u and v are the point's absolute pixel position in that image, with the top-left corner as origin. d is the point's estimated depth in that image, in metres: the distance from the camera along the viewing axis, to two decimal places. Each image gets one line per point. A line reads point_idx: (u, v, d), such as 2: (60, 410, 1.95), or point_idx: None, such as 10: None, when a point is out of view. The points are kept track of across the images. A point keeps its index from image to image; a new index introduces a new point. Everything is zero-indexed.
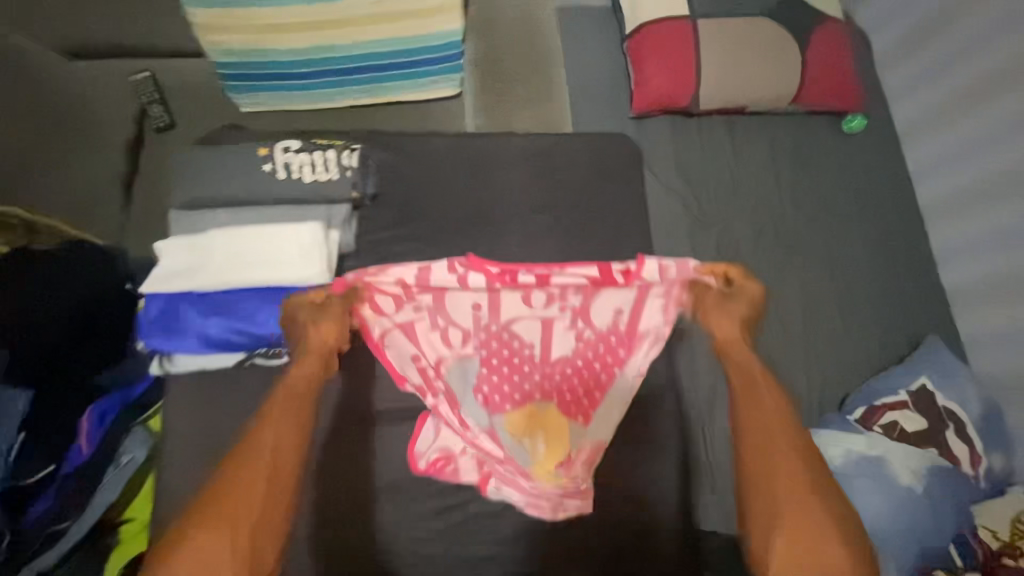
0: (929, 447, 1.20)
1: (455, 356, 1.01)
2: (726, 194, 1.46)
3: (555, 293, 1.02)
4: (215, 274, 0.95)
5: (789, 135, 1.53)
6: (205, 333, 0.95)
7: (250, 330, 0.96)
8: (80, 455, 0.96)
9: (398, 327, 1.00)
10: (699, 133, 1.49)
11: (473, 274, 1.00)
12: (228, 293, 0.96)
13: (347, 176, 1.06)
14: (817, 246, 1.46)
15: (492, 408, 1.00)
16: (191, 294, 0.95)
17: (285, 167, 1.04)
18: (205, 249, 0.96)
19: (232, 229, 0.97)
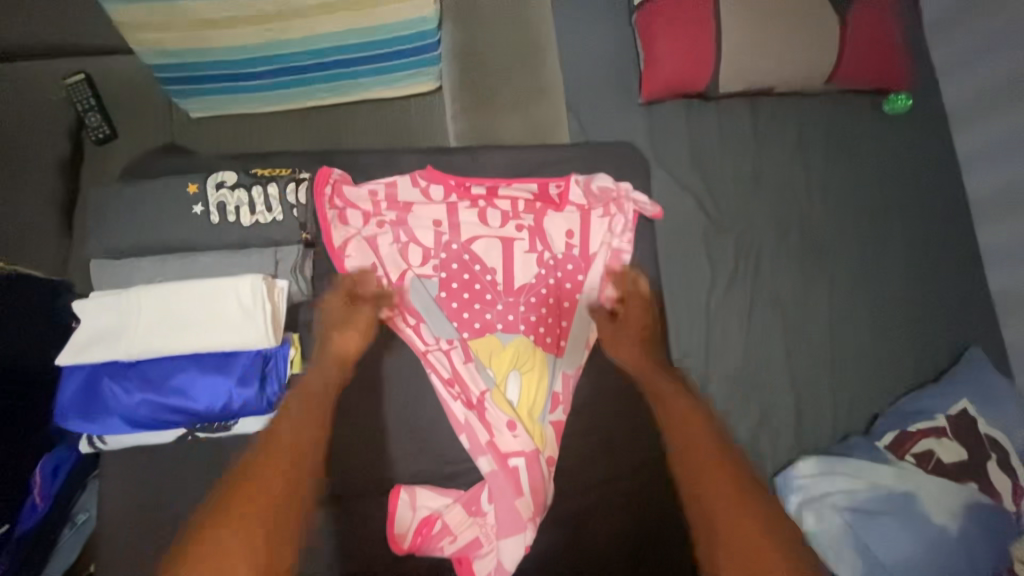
0: (969, 480, 1.08)
1: (415, 274, 1.03)
2: (746, 191, 1.30)
3: (510, 209, 1.07)
4: (134, 343, 0.83)
5: (821, 119, 1.34)
6: (132, 415, 0.85)
7: (184, 408, 0.84)
8: (36, 513, 0.89)
9: (362, 238, 1.02)
10: (718, 121, 1.31)
11: (434, 185, 1.06)
12: (159, 363, 0.85)
13: (292, 215, 0.98)
14: (849, 248, 1.30)
15: (456, 326, 1.02)
16: (115, 364, 0.85)
17: (219, 208, 0.96)
18: (130, 311, 0.84)
19: (159, 287, 0.85)
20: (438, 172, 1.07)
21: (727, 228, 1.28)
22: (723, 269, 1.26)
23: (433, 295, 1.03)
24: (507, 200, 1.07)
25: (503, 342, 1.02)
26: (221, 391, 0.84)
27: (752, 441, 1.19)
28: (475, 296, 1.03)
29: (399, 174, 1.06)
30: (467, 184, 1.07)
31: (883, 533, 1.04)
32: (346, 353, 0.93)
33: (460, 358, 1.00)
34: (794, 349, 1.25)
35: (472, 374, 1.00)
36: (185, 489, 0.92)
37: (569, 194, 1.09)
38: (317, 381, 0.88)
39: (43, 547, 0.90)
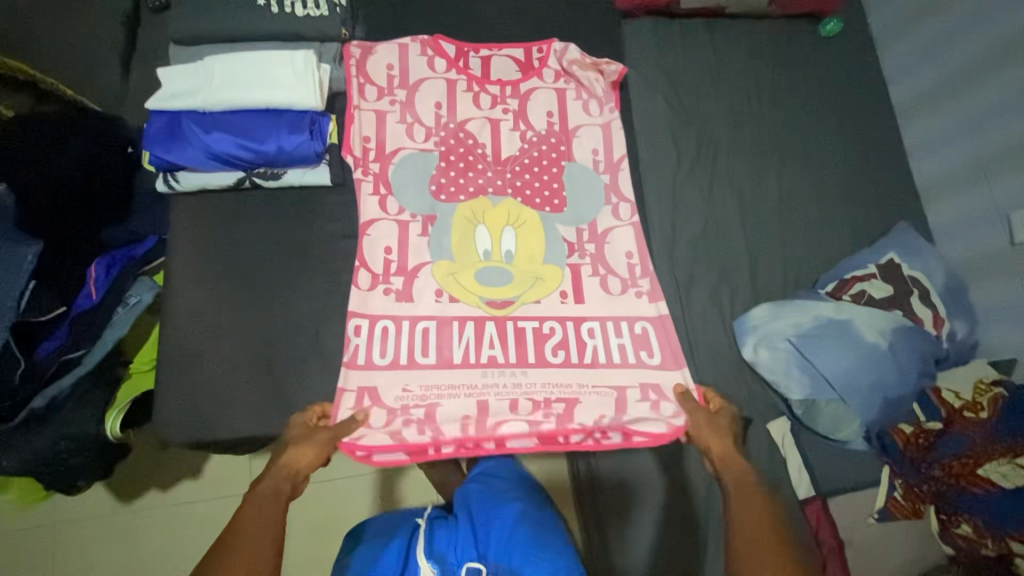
0: (895, 310, 1.27)
1: (417, 147, 1.18)
2: (706, 92, 1.52)
3: (499, 94, 1.24)
4: (211, 95, 1.04)
5: (769, 37, 1.58)
6: (208, 147, 1.03)
7: (249, 146, 1.03)
8: (90, 301, 1.00)
9: (374, 113, 1.18)
10: (681, 33, 1.54)
11: (438, 60, 1.24)
12: (229, 114, 1.05)
13: (337, 13, 1.15)
14: (794, 141, 1.52)
15: (433, 190, 1.16)
16: (197, 112, 1.05)
17: (278, 2, 1.13)
18: (205, 73, 1.05)
19: (228, 57, 1.06)
20: (445, 51, 1.24)
21: (689, 120, 1.49)
22: (687, 153, 1.46)
23: (435, 166, 1.17)
24: (496, 86, 1.24)
25: (494, 202, 1.17)
26: (278, 136, 1.04)
27: (716, 291, 1.35)
28: (469, 165, 1.18)
29: (411, 40, 1.24)
30: (462, 63, 1.24)
31: (825, 351, 1.22)
32: (294, 467, 0.93)
33: (441, 222, 1.14)
34: (749, 220, 1.44)
35: (437, 241, 1.13)
36: (223, 283, 1.04)
37: (548, 63, 1.27)
38: (270, 487, 0.90)
39: (96, 327, 1.00)
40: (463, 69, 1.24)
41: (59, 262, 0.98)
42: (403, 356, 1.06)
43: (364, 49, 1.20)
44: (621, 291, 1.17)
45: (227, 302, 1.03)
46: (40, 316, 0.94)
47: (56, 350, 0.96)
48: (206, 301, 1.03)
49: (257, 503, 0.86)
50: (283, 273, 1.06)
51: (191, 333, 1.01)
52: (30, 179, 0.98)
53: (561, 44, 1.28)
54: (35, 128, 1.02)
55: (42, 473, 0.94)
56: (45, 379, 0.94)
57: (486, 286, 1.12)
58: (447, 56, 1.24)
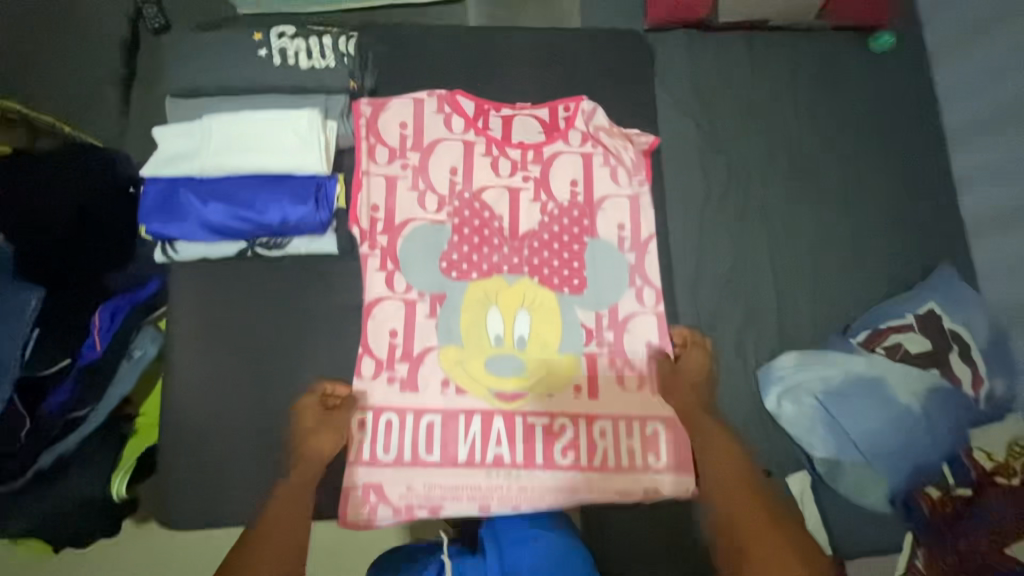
0: (932, 368, 1.20)
1: (428, 218, 1.09)
2: (739, 116, 1.41)
3: (520, 158, 1.13)
4: (210, 161, 0.98)
5: (812, 53, 1.45)
6: (206, 219, 0.97)
7: (250, 219, 0.98)
8: (93, 352, 0.98)
9: (382, 178, 1.09)
10: (715, 49, 1.42)
11: (455, 118, 1.13)
12: (229, 180, 0.99)
13: (344, 64, 1.07)
14: (831, 171, 1.42)
15: (443, 267, 1.07)
16: (193, 177, 0.99)
17: (281, 53, 1.06)
18: (204, 134, 0.99)
19: (229, 117, 1.00)
20: (463, 108, 1.13)
21: (719, 148, 1.39)
22: (715, 184, 1.37)
23: (446, 240, 1.09)
24: (517, 149, 1.13)
25: (509, 282, 1.09)
26: (281, 207, 0.97)
27: (738, 337, 1.29)
28: (484, 241, 1.09)
29: (427, 94, 1.13)
30: (479, 122, 1.13)
31: (853, 412, 1.17)
32: (326, 454, 0.99)
33: (450, 304, 1.06)
34: (777, 258, 1.36)
35: (445, 322, 1.06)
36: (232, 335, 1.03)
37: (575, 123, 1.15)
38: (302, 481, 0.98)
39: (100, 381, 0.97)
40: (481, 131, 1.13)
41: (64, 310, 0.97)
42: (406, 453, 1.01)
43: (372, 108, 1.10)
44: (640, 384, 1.09)
45: (242, 360, 1.03)
46: (47, 368, 0.95)
47: (63, 405, 0.95)
48: (217, 360, 1.02)
49: (291, 505, 0.96)
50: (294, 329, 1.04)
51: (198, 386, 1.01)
52: (30, 226, 0.97)
53: (592, 103, 1.17)
54: (33, 171, 1.00)
55: (53, 533, 0.94)
56: (49, 437, 0.92)
57: (495, 379, 1.05)
58: (464, 113, 1.13)
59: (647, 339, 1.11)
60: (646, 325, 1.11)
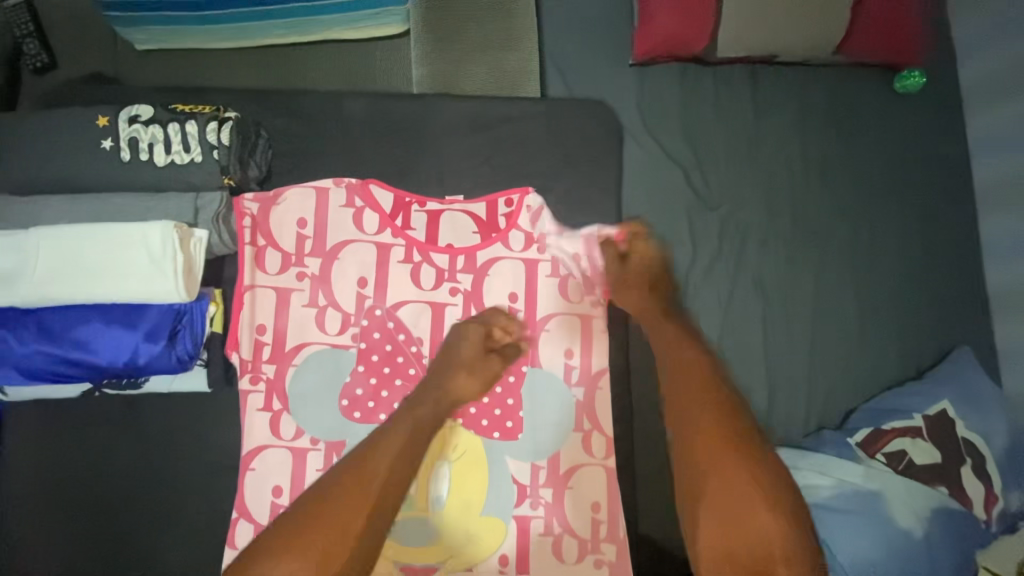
0: (939, 485, 1.03)
1: (329, 343, 0.94)
2: (735, 169, 1.21)
3: (446, 266, 0.98)
4: (25, 292, 0.76)
5: (823, 95, 1.24)
6: (30, 364, 0.79)
7: (88, 362, 0.79)
8: None
9: (276, 291, 0.95)
10: (709, 91, 1.22)
11: (368, 214, 0.97)
12: (59, 312, 0.79)
13: (214, 158, 0.85)
14: (839, 235, 1.23)
15: (344, 405, 0.92)
16: (15, 309, 0.78)
17: (132, 145, 0.84)
18: (18, 254, 0.77)
19: (51, 230, 0.77)
20: (377, 202, 0.98)
21: (710, 207, 1.20)
22: (702, 251, 1.19)
23: (350, 371, 0.94)
24: (444, 256, 0.98)
25: None
26: (127, 346, 0.79)
27: None
28: (397, 371, 0.94)
29: (335, 183, 0.98)
30: (397, 220, 0.98)
31: (848, 535, 0.99)
32: (460, 398, 0.88)
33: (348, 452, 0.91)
34: (770, 338, 1.19)
35: None
36: (126, 448, 0.90)
37: (518, 220, 1.00)
38: (430, 413, 0.84)
39: None
40: (401, 234, 0.98)
41: None
42: None
43: (262, 207, 0.96)
44: (579, 557, 0.95)
45: (138, 477, 0.89)
46: None
47: None
48: (108, 474, 0.89)
49: (413, 441, 0.80)
50: (202, 444, 0.91)
51: (87, 507, 0.88)
52: None
53: (541, 203, 1.01)
54: None
55: None
56: None
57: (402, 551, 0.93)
58: (379, 208, 0.98)
59: (591, 500, 0.97)
60: (592, 480, 0.97)
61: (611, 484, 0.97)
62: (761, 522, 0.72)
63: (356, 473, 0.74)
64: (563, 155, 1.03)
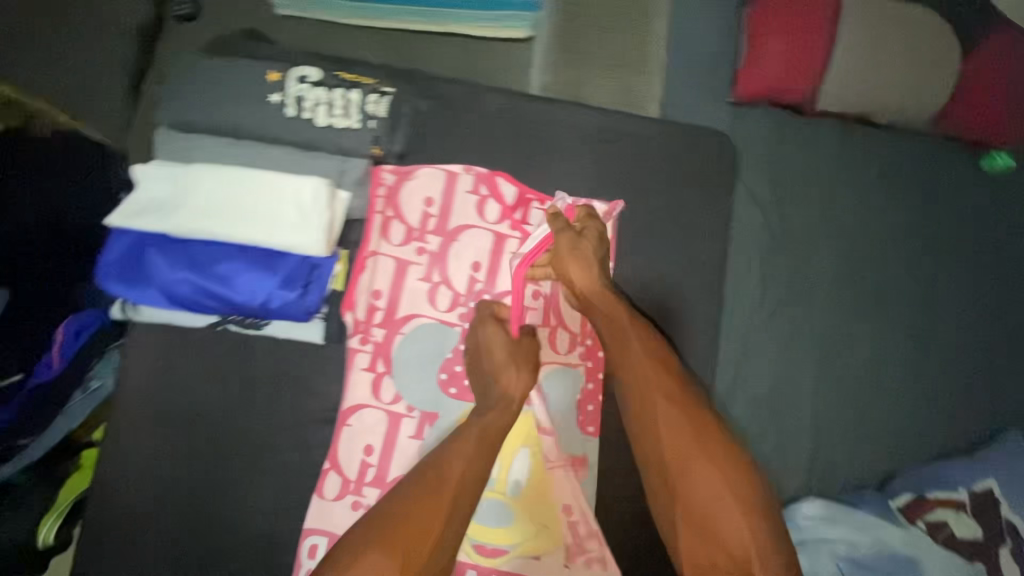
0: (977, 561, 1.04)
1: (438, 320, 0.93)
2: (817, 220, 1.23)
3: None
4: (186, 221, 0.80)
5: (913, 163, 1.26)
6: (171, 289, 0.81)
7: (222, 296, 0.81)
8: (49, 371, 0.88)
9: (393, 261, 0.93)
10: (804, 140, 1.23)
11: (490, 203, 0.96)
12: (207, 246, 0.82)
13: (369, 128, 0.92)
14: (907, 301, 1.24)
15: (442, 380, 0.92)
16: (164, 237, 0.82)
17: (296, 102, 0.90)
18: (185, 186, 0.82)
19: (217, 168, 0.82)
20: (502, 191, 0.96)
21: (787, 253, 1.21)
22: (773, 294, 1.21)
23: (452, 349, 0.93)
24: None
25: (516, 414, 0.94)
26: (262, 288, 0.81)
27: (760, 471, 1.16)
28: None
29: (465, 168, 0.95)
30: (518, 215, 0.97)
31: None
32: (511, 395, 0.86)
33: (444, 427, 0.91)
34: (826, 391, 1.20)
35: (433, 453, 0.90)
36: (181, 395, 0.87)
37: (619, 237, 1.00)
38: (496, 422, 0.84)
39: (51, 405, 0.87)
40: (519, 227, 0.97)
41: (28, 319, 0.86)
42: None
43: (393, 180, 0.94)
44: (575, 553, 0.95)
45: (190, 424, 0.87)
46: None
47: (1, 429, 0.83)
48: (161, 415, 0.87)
49: (481, 447, 0.81)
50: (269, 406, 0.88)
51: (138, 448, 0.86)
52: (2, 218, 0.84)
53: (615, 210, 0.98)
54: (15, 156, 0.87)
55: None
56: None
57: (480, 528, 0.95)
58: (502, 197, 0.96)
59: (587, 503, 0.97)
60: (587, 479, 0.98)
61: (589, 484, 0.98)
62: (736, 518, 0.77)
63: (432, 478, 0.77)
64: (665, 176, 1.03)
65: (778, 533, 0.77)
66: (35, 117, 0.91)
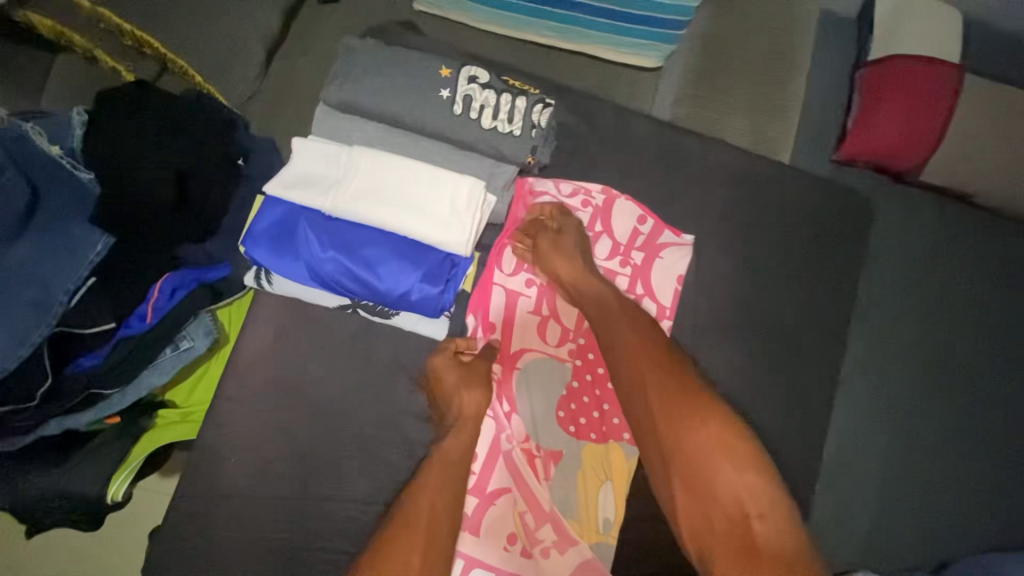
0: None
1: (547, 352, 0.89)
2: (903, 288, 1.20)
3: (670, 305, 0.91)
4: (341, 199, 0.74)
5: (1008, 248, 1.22)
6: (315, 268, 0.74)
7: (366, 284, 0.74)
8: (143, 325, 0.86)
9: (508, 295, 0.90)
10: (899, 207, 1.23)
11: (603, 240, 0.93)
12: (355, 228, 0.75)
13: (530, 137, 0.87)
14: (992, 386, 1.17)
15: (559, 415, 0.87)
16: (317, 212, 0.75)
17: (464, 100, 0.86)
18: (344, 163, 0.76)
19: (378, 151, 0.75)
20: (615, 219, 0.93)
21: (870, 317, 1.19)
22: (849, 355, 1.18)
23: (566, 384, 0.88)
24: (669, 293, 0.92)
25: (597, 447, 0.86)
26: (405, 281, 0.74)
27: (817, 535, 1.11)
28: (602, 399, 0.88)
29: (582, 204, 0.93)
30: (632, 252, 0.93)
31: None
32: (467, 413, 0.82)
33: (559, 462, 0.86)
34: (898, 463, 1.13)
35: (553, 486, 0.85)
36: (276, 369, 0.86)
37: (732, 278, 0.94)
38: (457, 445, 0.80)
39: (141, 358, 0.86)
40: (619, 253, 0.93)
41: (126, 268, 0.83)
42: None
43: (514, 209, 0.91)
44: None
45: (273, 399, 0.85)
46: (84, 329, 0.81)
47: (87, 373, 0.83)
48: (247, 384, 0.85)
49: (448, 475, 0.77)
50: (353, 394, 0.85)
51: (218, 412, 0.84)
52: (125, 169, 0.84)
53: (689, 241, 0.93)
54: (145, 108, 0.87)
55: (30, 514, 0.81)
56: (64, 406, 0.81)
57: (513, 530, 0.82)
58: (611, 224, 0.93)
59: (586, 504, 0.84)
60: (586, 475, 0.85)
61: (595, 483, 0.85)
62: (733, 485, 0.68)
63: (404, 517, 0.72)
64: (784, 221, 0.97)
65: (774, 483, 0.69)
66: (167, 70, 0.93)
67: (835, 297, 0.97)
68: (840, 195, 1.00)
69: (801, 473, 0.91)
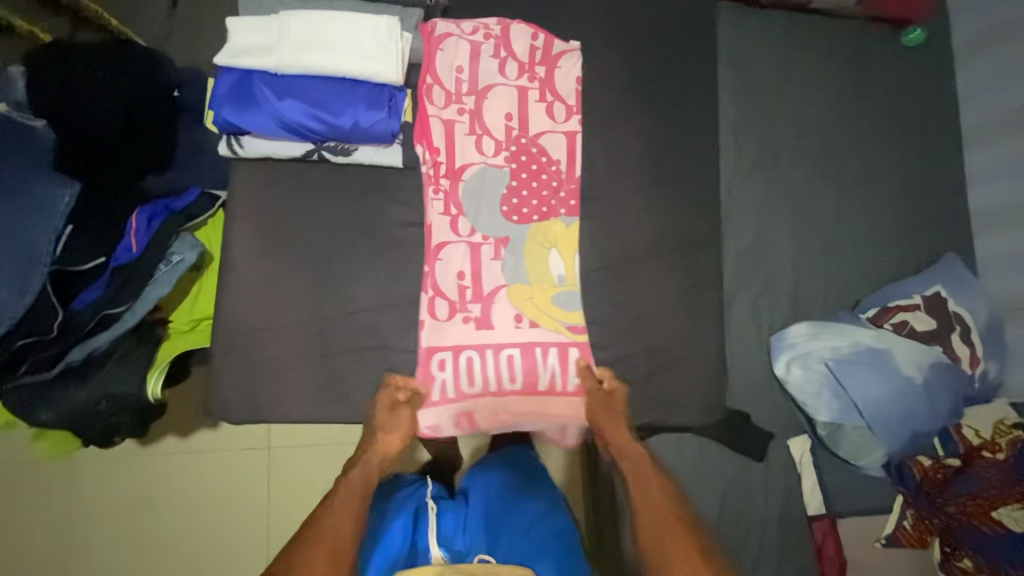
0: (935, 345, 1.25)
1: (486, 162, 1.06)
2: (777, 87, 1.35)
3: (575, 104, 1.10)
4: (286, 55, 0.93)
5: (849, 37, 1.41)
6: (281, 115, 0.94)
7: (324, 119, 0.95)
8: (129, 254, 0.93)
9: (441, 123, 1.06)
10: (759, 24, 1.39)
11: (510, 63, 1.08)
12: (303, 79, 0.95)
13: None
14: (860, 154, 1.36)
15: (504, 210, 1.05)
16: (269, 71, 0.95)
17: None
18: (278, 28, 0.94)
19: (305, 13, 0.95)
20: (513, 43, 1.09)
21: (754, 121, 1.33)
22: (745, 156, 1.31)
23: (505, 184, 1.06)
24: (572, 93, 1.10)
25: (541, 228, 1.06)
26: (353, 111, 0.95)
27: (753, 307, 1.26)
28: (540, 187, 1.07)
29: (484, 37, 1.08)
30: (536, 67, 1.09)
31: (859, 380, 1.19)
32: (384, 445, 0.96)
33: (516, 246, 1.05)
34: (799, 233, 1.31)
35: (510, 263, 1.05)
36: (268, 253, 1.00)
37: (622, 95, 1.13)
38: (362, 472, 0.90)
39: (136, 281, 0.92)
40: (524, 70, 1.09)
41: (98, 208, 0.91)
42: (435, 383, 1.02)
43: (427, 50, 1.06)
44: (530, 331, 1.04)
45: (274, 277, 1.00)
46: (81, 265, 0.90)
47: (94, 303, 0.92)
48: (251, 272, 1.00)
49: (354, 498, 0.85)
50: (340, 257, 1.02)
51: (231, 300, 0.99)
52: (75, 117, 0.92)
53: (576, 46, 1.12)
54: (70, 58, 0.94)
55: (82, 425, 0.94)
56: (82, 334, 0.91)
57: (486, 300, 1.03)
58: (513, 49, 1.09)
59: (541, 269, 1.05)
60: (536, 253, 1.06)
61: (543, 252, 1.06)
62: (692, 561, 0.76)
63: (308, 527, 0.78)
64: (651, 42, 1.15)
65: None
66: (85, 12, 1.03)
67: (707, 94, 1.16)
68: (689, 14, 1.18)
69: (710, 237, 1.13)
